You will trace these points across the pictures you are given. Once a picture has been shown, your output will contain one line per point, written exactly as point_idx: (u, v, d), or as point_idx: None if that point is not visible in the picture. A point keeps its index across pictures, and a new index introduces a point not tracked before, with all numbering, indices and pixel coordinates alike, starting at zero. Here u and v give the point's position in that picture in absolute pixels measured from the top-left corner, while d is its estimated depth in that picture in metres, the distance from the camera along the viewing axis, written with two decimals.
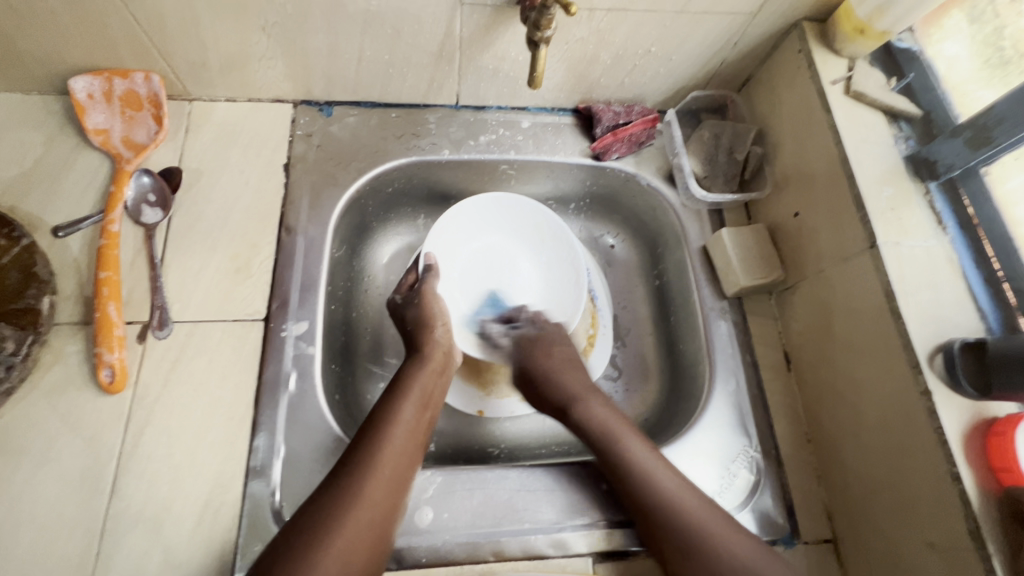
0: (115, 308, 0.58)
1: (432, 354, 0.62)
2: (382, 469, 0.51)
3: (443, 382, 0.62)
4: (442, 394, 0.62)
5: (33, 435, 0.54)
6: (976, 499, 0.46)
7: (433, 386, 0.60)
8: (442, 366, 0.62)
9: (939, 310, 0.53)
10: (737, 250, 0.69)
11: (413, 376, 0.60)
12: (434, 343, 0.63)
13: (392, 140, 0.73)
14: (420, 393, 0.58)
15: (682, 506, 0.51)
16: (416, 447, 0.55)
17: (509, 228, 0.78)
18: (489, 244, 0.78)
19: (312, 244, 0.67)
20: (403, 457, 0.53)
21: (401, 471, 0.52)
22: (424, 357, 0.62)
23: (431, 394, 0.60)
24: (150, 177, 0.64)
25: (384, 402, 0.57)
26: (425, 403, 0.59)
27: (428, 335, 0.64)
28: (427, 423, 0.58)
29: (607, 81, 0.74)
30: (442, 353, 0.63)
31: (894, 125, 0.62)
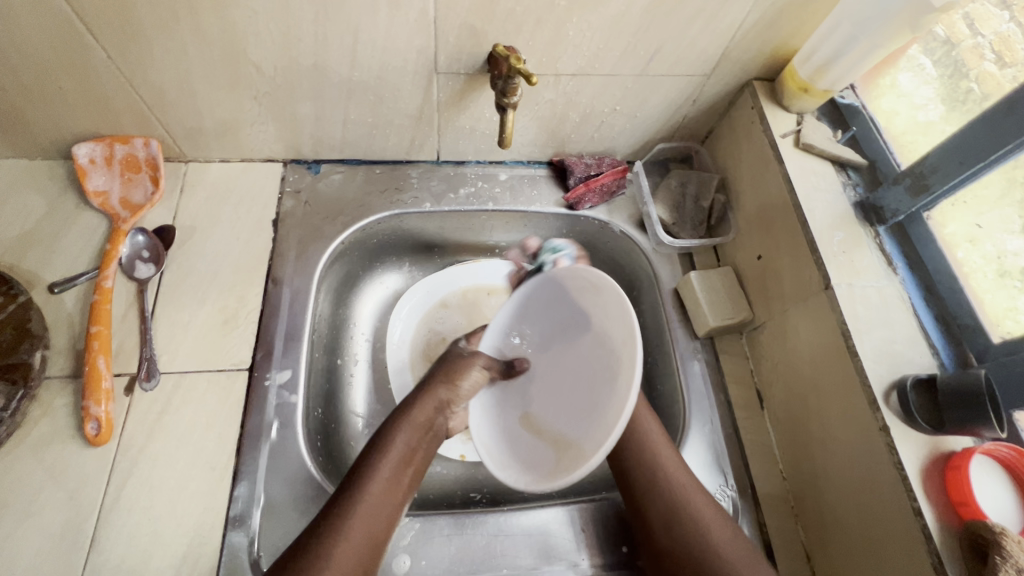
0: (104, 361, 0.61)
1: (420, 408, 0.60)
2: (350, 535, 0.50)
3: (431, 439, 0.60)
4: (429, 451, 0.60)
5: (16, 489, 0.55)
6: (938, 534, 0.47)
7: (417, 443, 0.58)
8: (430, 423, 0.60)
9: (893, 347, 0.55)
10: (705, 293, 0.72)
11: (394, 433, 0.57)
12: (425, 397, 0.60)
13: (377, 195, 0.78)
14: (403, 450, 0.57)
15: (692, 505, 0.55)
16: (392, 506, 0.54)
17: (585, 309, 0.58)
18: (557, 320, 0.61)
19: (298, 295, 0.70)
20: (378, 519, 0.52)
21: (373, 534, 0.51)
22: (410, 412, 0.59)
23: (415, 449, 0.58)
24: (144, 237, 0.69)
25: (364, 461, 0.55)
26: (408, 461, 0.56)
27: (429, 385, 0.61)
28: (408, 481, 0.56)
29: (578, 136, 0.79)
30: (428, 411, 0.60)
31: (843, 173, 0.67)
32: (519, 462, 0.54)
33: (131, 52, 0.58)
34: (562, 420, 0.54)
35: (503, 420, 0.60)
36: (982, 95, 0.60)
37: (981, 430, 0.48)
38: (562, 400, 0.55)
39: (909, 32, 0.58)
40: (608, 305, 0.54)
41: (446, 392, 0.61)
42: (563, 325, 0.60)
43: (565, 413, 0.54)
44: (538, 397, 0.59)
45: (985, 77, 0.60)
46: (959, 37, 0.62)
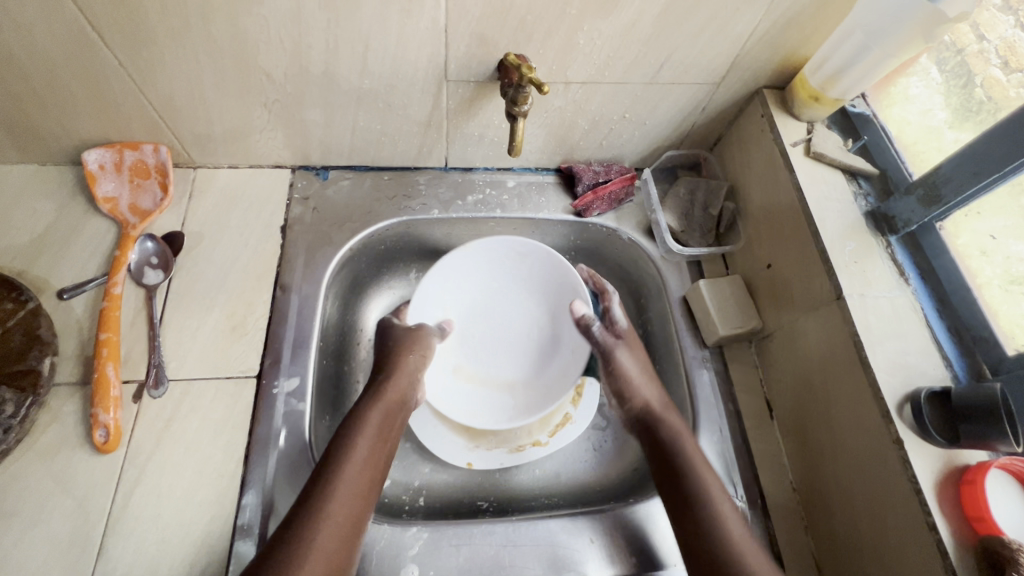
0: (113, 368, 0.60)
1: (390, 389, 0.62)
2: (332, 512, 0.51)
3: (403, 416, 0.62)
4: (401, 426, 0.62)
5: (25, 496, 0.55)
6: (953, 549, 0.47)
7: (390, 423, 0.60)
8: (402, 399, 0.63)
9: (906, 359, 0.55)
10: (714, 301, 0.71)
11: (368, 411, 0.59)
12: (398, 374, 0.63)
13: (385, 201, 0.78)
14: (377, 429, 0.58)
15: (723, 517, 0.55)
16: (370, 485, 0.55)
17: (509, 274, 0.77)
18: (500, 289, 0.78)
19: (306, 302, 0.69)
20: (357, 499, 0.53)
21: (354, 512, 0.53)
22: (382, 394, 0.61)
23: (389, 428, 0.60)
24: (153, 242, 0.69)
25: (340, 440, 0.56)
26: (381, 438, 0.58)
27: (398, 361, 0.65)
28: (383, 457, 0.58)
29: (586, 144, 0.78)
30: (400, 386, 0.63)
31: (854, 182, 0.66)
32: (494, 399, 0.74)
33: (143, 59, 0.58)
34: (513, 367, 0.76)
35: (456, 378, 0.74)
36: (992, 103, 0.60)
37: (997, 444, 0.48)
38: (506, 346, 0.76)
39: (922, 42, 0.58)
40: (540, 270, 0.76)
41: (409, 368, 0.65)
42: (485, 285, 0.77)
43: (508, 347, 0.76)
44: (475, 343, 0.76)
45: (992, 83, 0.60)
46: (965, 42, 0.63)
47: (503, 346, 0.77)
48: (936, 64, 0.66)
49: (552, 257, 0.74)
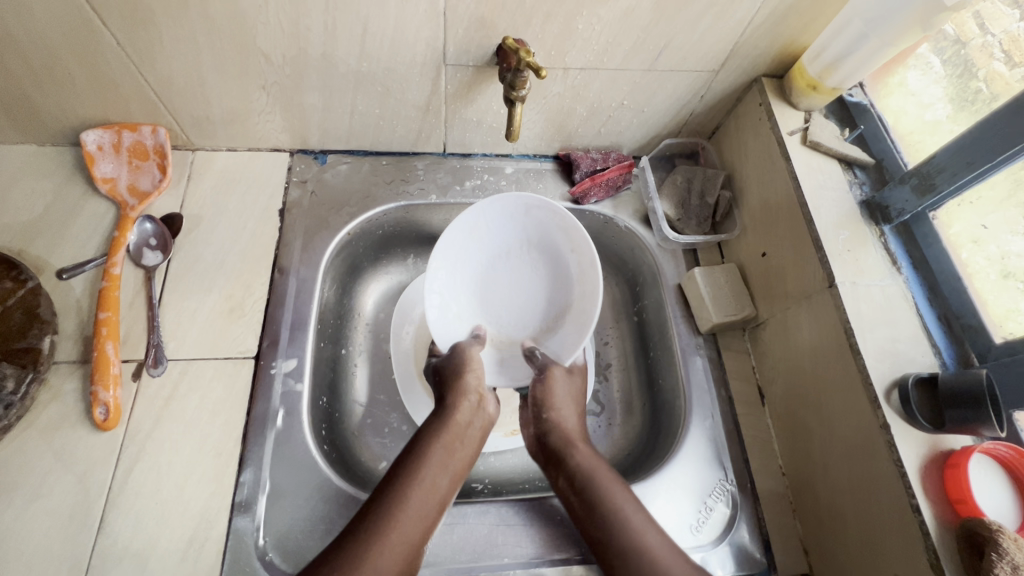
0: (113, 347, 0.61)
1: (456, 412, 0.61)
2: (394, 529, 0.50)
3: (472, 441, 0.61)
4: (470, 454, 0.60)
5: (26, 471, 0.56)
6: (935, 530, 0.48)
7: (455, 446, 0.59)
8: (469, 423, 0.62)
9: (895, 346, 0.56)
10: (709, 289, 0.72)
11: (435, 434, 0.59)
12: (464, 395, 0.63)
13: (383, 186, 0.78)
14: (441, 454, 0.57)
15: (641, 534, 0.52)
16: (432, 514, 0.54)
17: (476, 244, 0.70)
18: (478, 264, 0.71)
19: (304, 284, 0.70)
20: (416, 526, 0.52)
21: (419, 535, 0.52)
22: (448, 419, 0.61)
23: (455, 454, 0.59)
24: (152, 224, 0.69)
25: (408, 461, 0.56)
26: (448, 460, 0.58)
27: (461, 383, 0.63)
28: (450, 483, 0.57)
29: (584, 131, 0.79)
30: (465, 411, 0.62)
31: (849, 172, 0.67)
32: (559, 331, 0.70)
33: (141, 40, 0.58)
34: (539, 304, 0.72)
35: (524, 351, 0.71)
36: (991, 94, 0.60)
37: (980, 429, 0.49)
38: (517, 293, 0.72)
39: (920, 31, 0.58)
40: (495, 219, 0.69)
41: (472, 390, 0.63)
42: (478, 263, 0.71)
43: (512, 287, 0.72)
44: (495, 322, 0.72)
45: (993, 77, 0.60)
46: (969, 36, 0.63)
47: (507, 291, 0.72)
48: (937, 55, 0.66)
49: (491, 200, 0.66)
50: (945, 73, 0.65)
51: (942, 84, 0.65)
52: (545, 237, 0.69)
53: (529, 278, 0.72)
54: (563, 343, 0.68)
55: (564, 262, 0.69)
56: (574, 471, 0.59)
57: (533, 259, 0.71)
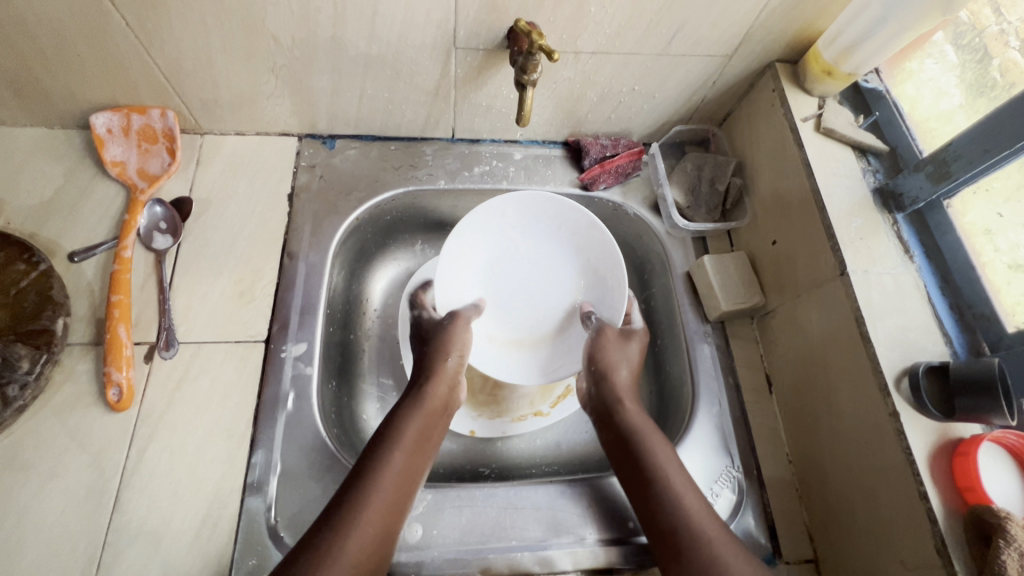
0: (125, 329, 0.62)
1: (433, 393, 0.62)
2: (369, 511, 0.51)
3: (443, 422, 0.62)
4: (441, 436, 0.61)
5: (41, 450, 0.57)
6: (943, 517, 0.48)
7: (430, 428, 0.60)
8: (444, 405, 0.62)
9: (906, 334, 0.55)
10: (718, 276, 0.72)
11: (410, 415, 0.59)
12: (440, 378, 0.63)
13: (391, 171, 0.78)
14: (416, 435, 0.58)
15: (676, 492, 0.54)
16: (405, 492, 0.54)
17: (478, 259, 0.72)
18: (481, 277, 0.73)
19: (313, 269, 0.70)
20: (391, 504, 0.53)
21: (389, 516, 0.52)
22: (424, 399, 0.61)
23: (428, 435, 0.59)
24: (162, 208, 0.69)
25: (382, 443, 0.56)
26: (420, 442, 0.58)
27: (439, 365, 0.64)
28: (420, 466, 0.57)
29: (594, 116, 0.78)
30: (441, 393, 0.63)
31: (863, 159, 0.66)
32: (593, 298, 0.72)
33: (150, 21, 0.58)
34: (553, 287, 0.74)
35: (561, 342, 0.72)
36: (1006, 83, 0.59)
37: (991, 417, 0.49)
38: (528, 287, 0.74)
39: (940, 15, 0.57)
40: (483, 219, 0.70)
41: (450, 371, 0.64)
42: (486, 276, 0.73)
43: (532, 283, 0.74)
44: (514, 323, 0.73)
45: (1009, 66, 0.60)
46: (984, 23, 0.62)
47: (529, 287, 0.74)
48: (952, 43, 0.65)
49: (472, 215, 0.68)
50: (960, 62, 0.65)
51: (957, 72, 0.65)
52: (540, 222, 0.72)
53: (535, 267, 0.74)
54: (608, 306, 0.69)
55: (565, 235, 0.72)
56: (621, 426, 0.61)
57: (532, 249, 0.73)
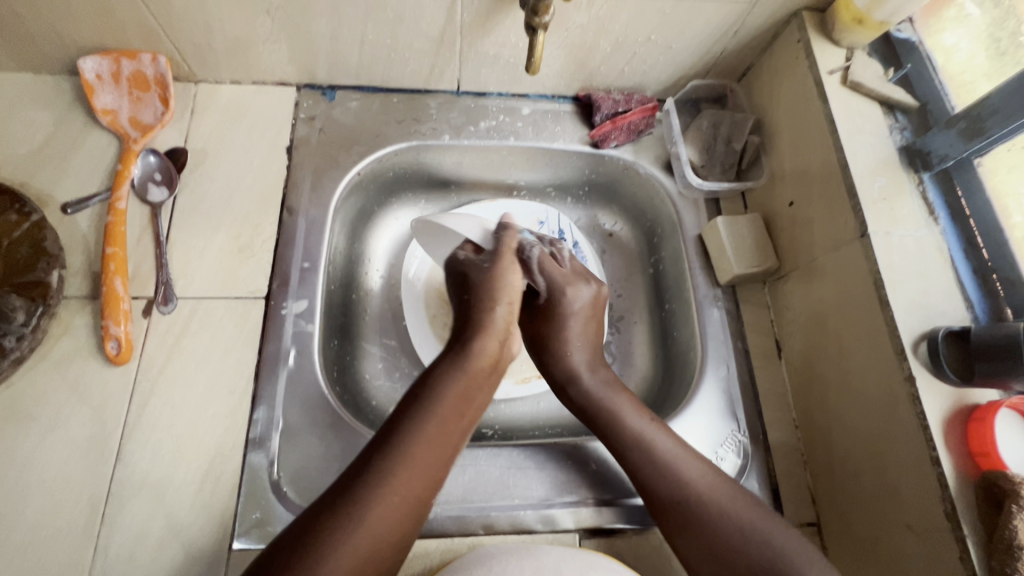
0: (122, 283, 0.60)
1: (482, 346, 0.57)
2: (394, 493, 0.46)
3: (490, 384, 0.57)
4: (485, 399, 0.56)
5: (41, 403, 0.56)
6: (955, 482, 0.47)
7: (471, 390, 0.54)
8: (493, 365, 0.57)
9: (926, 298, 0.53)
10: (731, 238, 0.70)
11: (447, 379, 0.54)
12: (487, 333, 0.58)
13: (394, 124, 0.75)
14: (453, 404, 0.52)
15: (652, 444, 0.56)
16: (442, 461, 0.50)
17: None
18: None
19: (314, 225, 0.68)
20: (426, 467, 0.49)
21: (417, 497, 0.48)
22: (463, 362, 0.55)
23: (471, 395, 0.54)
24: (156, 157, 0.67)
25: (406, 419, 0.50)
26: (462, 410, 0.53)
27: (486, 318, 0.59)
28: (455, 441, 0.52)
29: (607, 69, 0.74)
30: (489, 348, 0.57)
31: (890, 116, 0.62)
32: None
33: None
34: None
35: None
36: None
37: (1010, 382, 0.47)
38: None
39: None
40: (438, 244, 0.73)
41: (500, 322, 0.59)
42: None
43: None
44: None
45: None
46: None
47: None
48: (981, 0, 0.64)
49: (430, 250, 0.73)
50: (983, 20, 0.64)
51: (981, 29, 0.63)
52: None
53: None
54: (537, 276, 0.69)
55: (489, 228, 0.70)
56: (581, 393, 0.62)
57: None
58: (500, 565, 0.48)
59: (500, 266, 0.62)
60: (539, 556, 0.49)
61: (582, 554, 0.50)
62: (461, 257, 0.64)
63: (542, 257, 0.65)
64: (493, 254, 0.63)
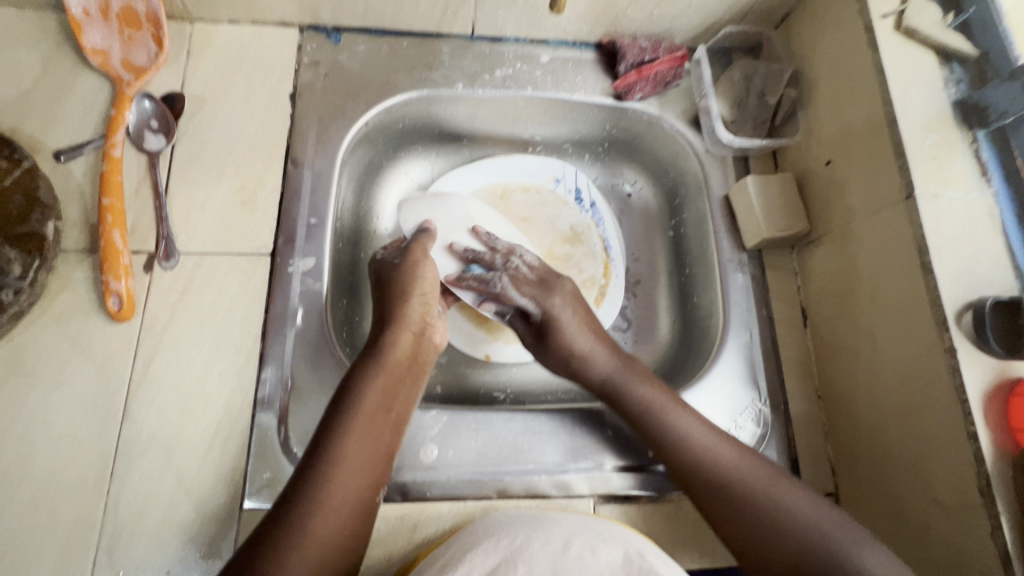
0: (120, 236, 0.58)
1: (398, 343, 0.55)
2: (343, 489, 0.45)
3: (412, 376, 0.55)
4: (411, 393, 0.54)
5: (44, 359, 0.55)
6: (992, 458, 0.45)
7: (398, 382, 0.53)
8: (410, 357, 0.55)
9: (973, 266, 0.50)
10: (761, 199, 0.66)
11: (368, 378, 0.52)
12: (404, 327, 0.56)
13: (403, 71, 0.70)
14: (381, 397, 0.51)
15: (668, 418, 0.55)
16: (388, 454, 0.49)
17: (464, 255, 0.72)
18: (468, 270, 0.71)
19: (320, 178, 0.65)
20: (381, 461, 0.48)
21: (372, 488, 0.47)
22: (382, 354, 0.54)
23: (397, 389, 0.53)
24: (151, 102, 0.63)
25: (338, 419, 0.49)
26: (382, 411, 0.51)
27: (400, 312, 0.57)
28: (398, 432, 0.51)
29: (634, 12, 0.68)
30: (405, 341, 0.56)
31: (945, 67, 0.57)
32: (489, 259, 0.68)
33: None
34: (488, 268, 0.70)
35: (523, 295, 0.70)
36: None
37: None
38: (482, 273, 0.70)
39: None
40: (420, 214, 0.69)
41: (411, 319, 0.57)
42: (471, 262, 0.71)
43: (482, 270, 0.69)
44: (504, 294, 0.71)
45: None
46: None
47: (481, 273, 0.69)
48: None
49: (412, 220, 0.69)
50: None
51: None
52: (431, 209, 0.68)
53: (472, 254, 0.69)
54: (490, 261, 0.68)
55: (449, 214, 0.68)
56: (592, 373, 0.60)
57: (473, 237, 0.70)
58: (509, 538, 0.45)
59: (411, 258, 0.59)
60: (549, 530, 0.46)
61: (594, 525, 0.48)
62: (380, 257, 0.62)
63: (512, 281, 0.62)
64: (403, 250, 0.61)
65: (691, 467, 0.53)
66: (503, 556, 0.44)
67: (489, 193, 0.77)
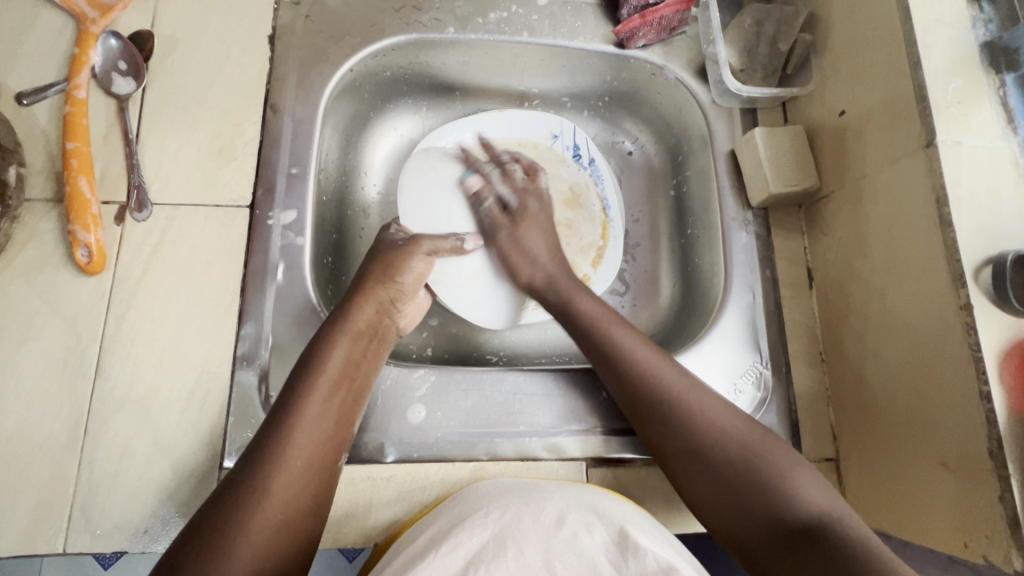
0: (87, 183, 0.54)
1: (362, 314, 0.52)
2: (293, 463, 0.42)
3: (376, 351, 0.52)
4: (372, 368, 0.51)
5: (10, 312, 0.52)
6: (1005, 421, 0.43)
7: (359, 356, 0.50)
8: (373, 330, 0.52)
9: (994, 218, 0.47)
10: (769, 153, 0.62)
11: (331, 344, 0.49)
12: (366, 301, 0.53)
13: (391, 13, 0.66)
14: (340, 370, 0.48)
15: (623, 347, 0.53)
16: (337, 430, 0.46)
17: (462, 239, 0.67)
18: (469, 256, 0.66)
19: (301, 126, 0.61)
20: (323, 434, 0.45)
21: (318, 464, 0.44)
22: (344, 326, 0.51)
23: (357, 365, 0.50)
24: (118, 41, 0.58)
25: (293, 389, 0.46)
26: (346, 378, 0.48)
27: (367, 287, 0.54)
28: (350, 408, 0.48)
29: None
30: (368, 315, 0.52)
31: (974, 5, 0.53)
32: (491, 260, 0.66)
33: None
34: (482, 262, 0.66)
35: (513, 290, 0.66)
36: None
37: None
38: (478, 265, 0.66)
39: None
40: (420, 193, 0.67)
41: (381, 297, 0.54)
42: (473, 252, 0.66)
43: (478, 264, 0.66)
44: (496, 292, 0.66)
45: None
46: None
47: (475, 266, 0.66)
48: None
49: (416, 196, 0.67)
50: None
51: None
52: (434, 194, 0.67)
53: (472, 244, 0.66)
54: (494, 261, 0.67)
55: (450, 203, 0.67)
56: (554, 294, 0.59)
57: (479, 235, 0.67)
58: (498, 511, 0.43)
59: (411, 245, 0.57)
60: (541, 503, 0.43)
61: (588, 499, 0.45)
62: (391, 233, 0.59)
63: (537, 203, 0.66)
64: (411, 236, 0.58)
65: (648, 403, 0.50)
66: (492, 533, 0.40)
67: (481, 150, 0.72)
